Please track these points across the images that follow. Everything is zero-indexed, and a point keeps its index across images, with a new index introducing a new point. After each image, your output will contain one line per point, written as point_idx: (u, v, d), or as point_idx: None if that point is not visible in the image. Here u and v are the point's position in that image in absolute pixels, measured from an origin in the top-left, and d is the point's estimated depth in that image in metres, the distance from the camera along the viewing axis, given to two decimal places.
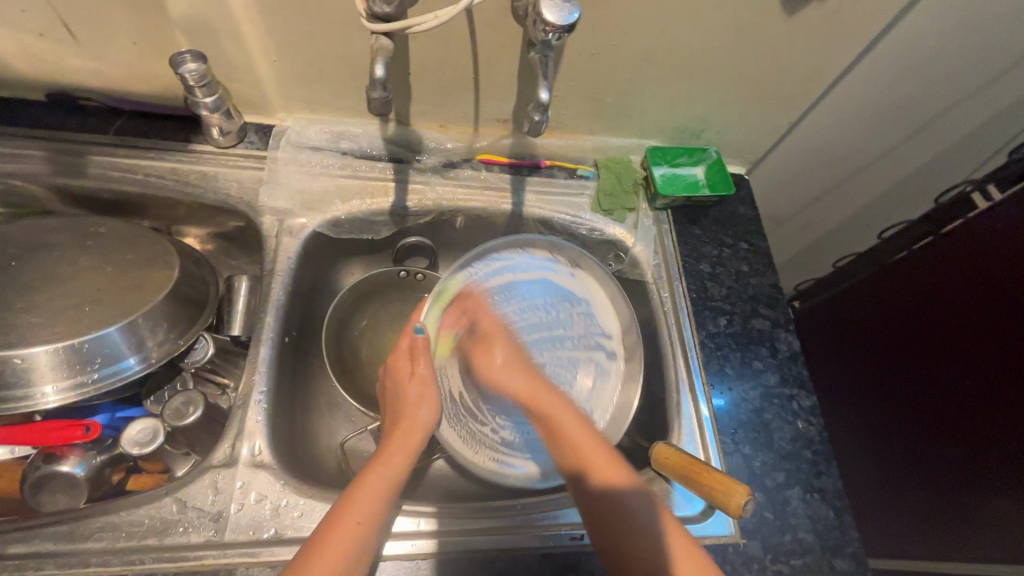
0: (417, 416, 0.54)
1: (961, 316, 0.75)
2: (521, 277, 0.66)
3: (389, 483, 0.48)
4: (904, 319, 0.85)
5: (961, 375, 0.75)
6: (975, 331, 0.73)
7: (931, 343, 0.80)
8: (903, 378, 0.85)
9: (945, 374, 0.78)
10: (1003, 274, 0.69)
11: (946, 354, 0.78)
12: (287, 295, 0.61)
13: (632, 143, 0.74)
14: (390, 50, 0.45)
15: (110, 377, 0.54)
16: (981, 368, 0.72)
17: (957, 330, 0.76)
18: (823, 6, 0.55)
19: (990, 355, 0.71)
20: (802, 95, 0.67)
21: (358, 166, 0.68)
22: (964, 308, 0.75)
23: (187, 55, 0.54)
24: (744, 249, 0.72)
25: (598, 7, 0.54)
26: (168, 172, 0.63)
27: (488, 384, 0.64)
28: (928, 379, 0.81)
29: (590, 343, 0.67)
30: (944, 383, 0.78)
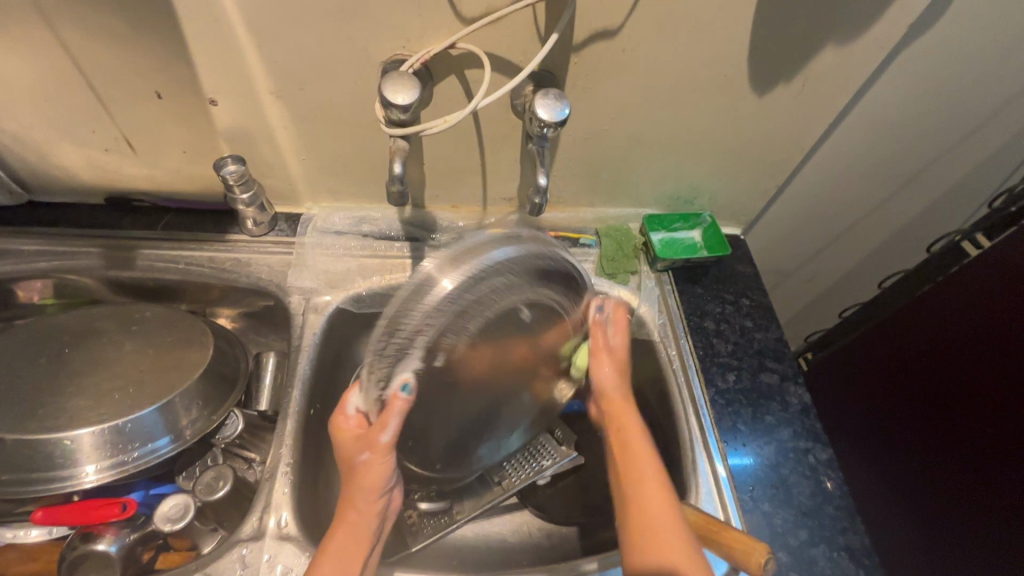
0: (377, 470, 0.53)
1: (977, 362, 0.75)
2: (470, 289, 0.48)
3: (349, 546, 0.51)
4: (919, 367, 0.84)
5: (985, 424, 0.74)
6: (993, 377, 0.73)
7: (951, 392, 0.79)
8: (928, 428, 0.83)
9: (970, 424, 0.76)
10: (1009, 317, 0.70)
11: (970, 402, 0.76)
12: (312, 369, 0.65)
13: (630, 212, 0.79)
14: (406, 150, 0.51)
15: (147, 455, 0.57)
16: (1006, 417, 0.71)
17: (976, 377, 0.75)
18: (790, 87, 0.61)
19: (1013, 402, 0.70)
20: (784, 162, 0.72)
21: (377, 246, 0.73)
22: (979, 355, 0.75)
23: (228, 159, 0.62)
24: (745, 305, 0.75)
25: (588, 100, 0.61)
26: (207, 261, 0.69)
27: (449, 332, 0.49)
28: (953, 429, 0.79)
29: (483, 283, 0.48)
30: (971, 432, 0.76)
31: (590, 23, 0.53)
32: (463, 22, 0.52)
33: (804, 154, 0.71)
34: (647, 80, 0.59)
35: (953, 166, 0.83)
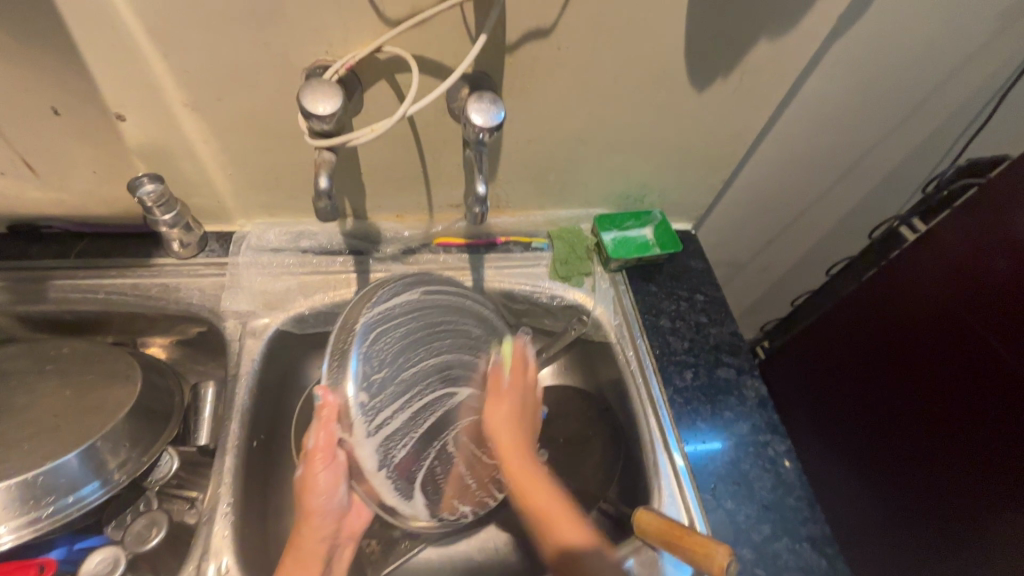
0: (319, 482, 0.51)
1: (925, 344, 0.77)
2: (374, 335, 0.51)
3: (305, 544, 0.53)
4: (871, 351, 0.86)
5: (938, 403, 0.76)
6: (942, 357, 0.75)
7: (902, 373, 0.81)
8: (882, 410, 0.85)
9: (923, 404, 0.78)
10: (954, 298, 0.73)
11: (922, 382, 0.78)
12: (252, 398, 0.61)
13: (581, 213, 0.78)
14: (333, 163, 0.47)
15: (69, 506, 0.52)
16: (958, 395, 0.73)
17: (926, 358, 0.77)
18: (728, 82, 0.61)
19: (966, 381, 0.72)
20: (729, 155, 0.72)
21: (318, 263, 0.69)
22: (926, 336, 0.77)
23: (144, 178, 0.57)
24: (699, 300, 0.75)
25: (528, 101, 0.59)
26: (130, 288, 0.63)
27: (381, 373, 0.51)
28: (906, 410, 0.81)
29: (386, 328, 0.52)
30: (923, 411, 0.78)
31: (521, 22, 0.51)
32: (388, 24, 0.49)
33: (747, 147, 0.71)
34: (586, 80, 0.58)
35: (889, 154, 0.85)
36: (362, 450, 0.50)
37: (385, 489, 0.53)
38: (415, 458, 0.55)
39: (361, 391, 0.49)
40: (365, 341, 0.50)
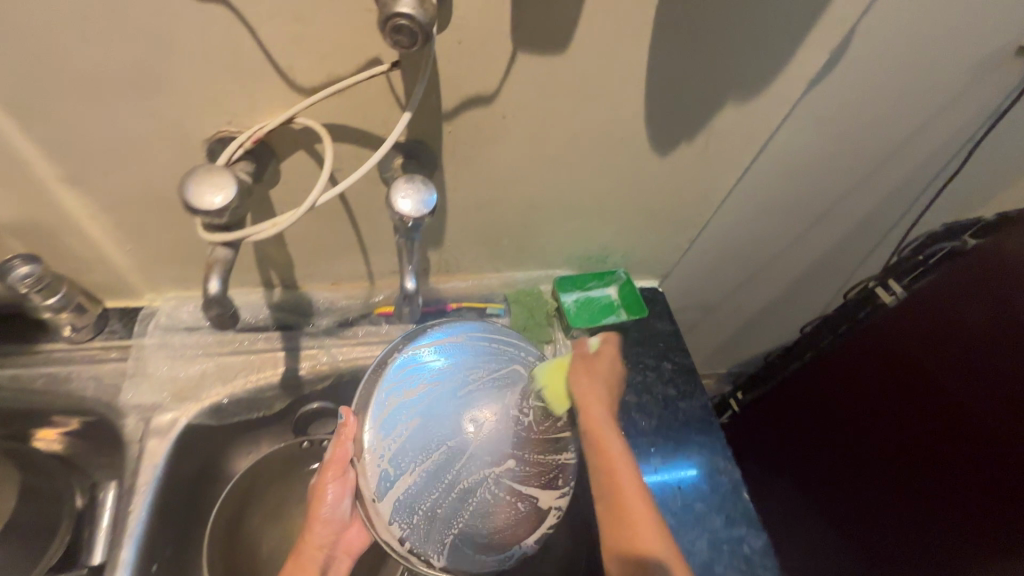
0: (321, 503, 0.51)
1: (909, 416, 0.72)
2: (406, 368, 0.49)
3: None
4: (847, 410, 0.82)
5: (918, 465, 0.71)
6: (919, 415, 0.70)
7: (881, 433, 0.77)
8: (861, 473, 0.80)
9: (904, 466, 0.73)
10: (938, 371, 0.68)
11: (901, 442, 0.73)
12: (152, 512, 0.52)
13: (539, 274, 0.72)
14: (231, 260, 0.39)
15: None
16: (938, 455, 0.68)
17: (902, 416, 0.73)
18: (692, 146, 0.56)
19: (945, 441, 0.67)
20: (695, 214, 0.67)
21: (240, 340, 0.61)
22: (909, 408, 0.72)
23: (15, 260, 0.48)
24: (667, 369, 0.69)
25: (472, 168, 0.52)
26: (7, 381, 0.54)
27: (393, 410, 0.47)
28: (888, 471, 0.76)
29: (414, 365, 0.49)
30: (905, 473, 0.73)
31: (458, 89, 0.44)
32: (300, 92, 0.42)
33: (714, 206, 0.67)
34: (536, 146, 0.52)
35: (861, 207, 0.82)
36: (366, 477, 0.46)
37: (381, 524, 0.46)
38: (422, 492, 0.46)
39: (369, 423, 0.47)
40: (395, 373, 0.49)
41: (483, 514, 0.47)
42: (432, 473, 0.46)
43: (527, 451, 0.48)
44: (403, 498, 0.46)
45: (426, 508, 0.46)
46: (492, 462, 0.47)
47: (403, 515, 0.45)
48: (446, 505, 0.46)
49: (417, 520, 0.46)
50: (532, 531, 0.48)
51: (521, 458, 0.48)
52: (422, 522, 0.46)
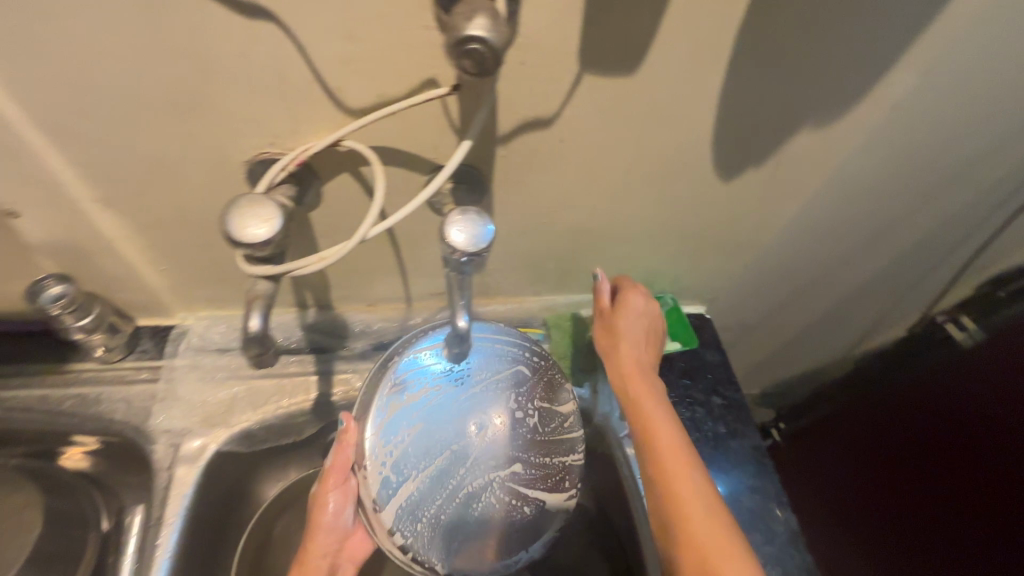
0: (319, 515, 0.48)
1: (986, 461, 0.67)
2: (401, 379, 0.50)
3: None
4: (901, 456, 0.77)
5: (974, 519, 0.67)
6: (979, 468, 0.67)
7: (935, 482, 0.72)
8: (908, 521, 0.75)
9: (959, 518, 0.69)
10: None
11: (957, 493, 0.70)
12: (179, 547, 0.50)
13: (582, 298, 0.68)
14: (273, 294, 0.36)
15: None
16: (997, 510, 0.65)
17: (960, 466, 0.70)
18: (760, 171, 0.52)
19: (1005, 496, 0.64)
20: (753, 240, 0.63)
21: (272, 363, 0.58)
22: (988, 452, 0.67)
23: (49, 281, 0.47)
24: (717, 405, 0.65)
25: (523, 193, 0.49)
26: (37, 401, 0.52)
27: (392, 423, 0.48)
28: (937, 524, 0.71)
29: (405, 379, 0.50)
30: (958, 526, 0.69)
31: (516, 113, 0.41)
32: (350, 113, 0.39)
33: (773, 233, 0.62)
34: (592, 171, 0.48)
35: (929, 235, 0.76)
36: (367, 486, 0.47)
37: (381, 529, 0.47)
38: (425, 498, 0.47)
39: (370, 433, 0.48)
40: (396, 377, 0.50)
41: (483, 519, 0.49)
42: (433, 480, 0.48)
43: (529, 453, 0.50)
44: (406, 507, 0.47)
45: (429, 516, 0.47)
46: (499, 466, 0.49)
47: (406, 523, 0.47)
48: (449, 512, 0.48)
49: (421, 527, 0.47)
50: (533, 538, 0.50)
51: (527, 465, 0.50)
52: (426, 529, 0.47)
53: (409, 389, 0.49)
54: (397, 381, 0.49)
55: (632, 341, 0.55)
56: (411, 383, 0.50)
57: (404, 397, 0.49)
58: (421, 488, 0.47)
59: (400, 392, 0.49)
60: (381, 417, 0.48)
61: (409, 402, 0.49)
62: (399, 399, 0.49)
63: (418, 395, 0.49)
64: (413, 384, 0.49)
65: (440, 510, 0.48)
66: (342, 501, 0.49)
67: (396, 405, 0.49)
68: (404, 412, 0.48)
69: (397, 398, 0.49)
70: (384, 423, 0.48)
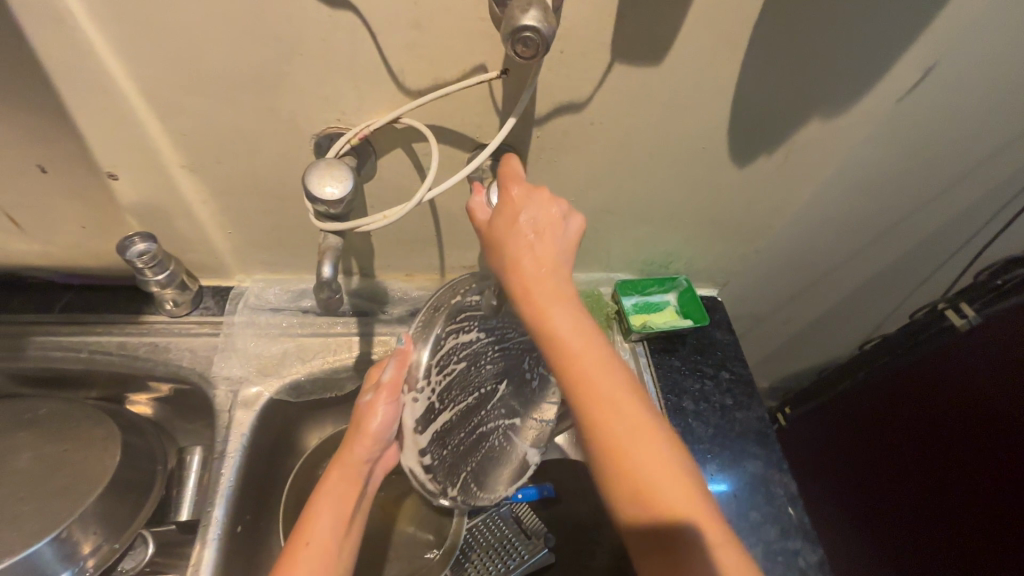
0: (365, 423, 0.50)
1: (969, 449, 0.71)
2: (461, 311, 0.49)
3: (337, 500, 0.50)
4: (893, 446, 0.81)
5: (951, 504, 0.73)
6: (958, 462, 0.72)
7: (920, 470, 0.77)
8: (901, 502, 0.80)
9: (941, 504, 0.74)
10: (1006, 404, 0.67)
11: (939, 481, 0.74)
12: (238, 480, 0.56)
13: (601, 276, 0.73)
14: (340, 247, 0.43)
15: None
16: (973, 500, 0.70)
17: (942, 456, 0.74)
18: (771, 159, 0.56)
19: (980, 487, 0.70)
20: (763, 226, 0.67)
21: (320, 323, 0.64)
22: (971, 439, 0.71)
23: (135, 238, 0.53)
24: (725, 379, 0.70)
25: (553, 172, 0.54)
26: (117, 347, 0.59)
27: (447, 350, 0.48)
28: (924, 505, 0.77)
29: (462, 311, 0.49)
30: (941, 510, 0.74)
31: (553, 97, 0.46)
32: (408, 94, 0.44)
33: (783, 220, 0.67)
34: (617, 153, 0.53)
35: (936, 231, 0.80)
36: (413, 409, 0.47)
37: (414, 451, 0.50)
38: (454, 429, 0.52)
39: (429, 359, 0.47)
40: (450, 318, 0.48)
41: (485, 455, 0.57)
42: (464, 414, 0.52)
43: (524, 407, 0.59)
44: (440, 432, 0.50)
45: (452, 445, 0.52)
46: (506, 415, 0.58)
47: (436, 446, 0.50)
48: (465, 443, 0.54)
49: (446, 453, 0.52)
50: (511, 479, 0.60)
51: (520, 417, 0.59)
52: (447, 453, 0.52)
53: (466, 325, 0.50)
54: (460, 310, 0.49)
55: (554, 285, 0.39)
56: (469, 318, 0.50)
57: (463, 329, 0.49)
58: (452, 419, 0.51)
59: (458, 321, 0.49)
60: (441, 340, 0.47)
61: (466, 335, 0.50)
62: (456, 330, 0.49)
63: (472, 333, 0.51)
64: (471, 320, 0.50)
65: (461, 443, 0.53)
66: (389, 414, 0.50)
67: (455, 334, 0.49)
68: (455, 344, 0.49)
69: (456, 329, 0.49)
70: (442, 349, 0.48)
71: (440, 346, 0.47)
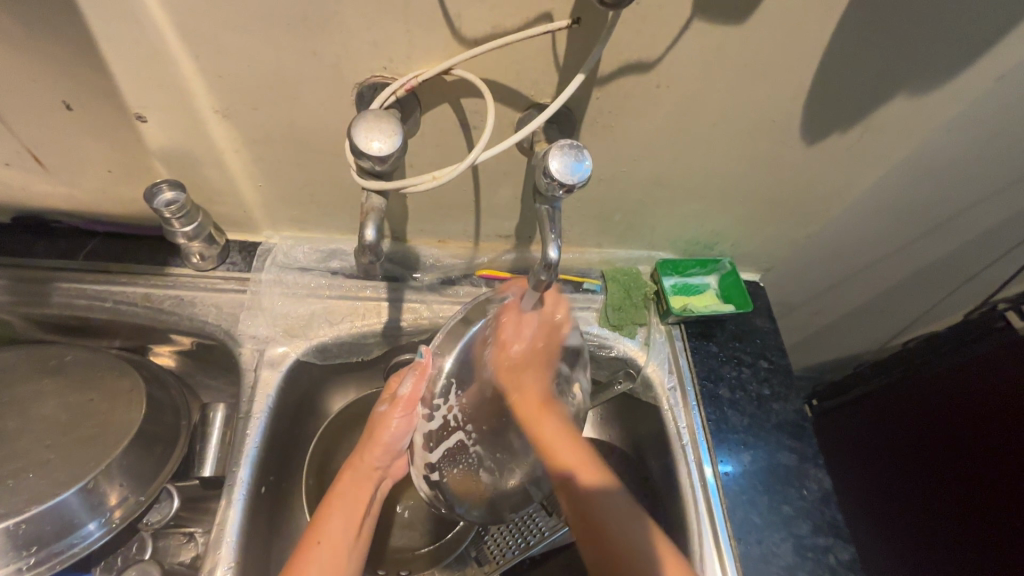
0: (380, 433, 0.54)
1: (1014, 451, 0.67)
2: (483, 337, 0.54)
3: (348, 504, 0.53)
4: (923, 442, 0.79)
5: (976, 505, 0.72)
6: (996, 465, 0.70)
7: (953, 468, 0.75)
8: (923, 498, 0.79)
9: (965, 503, 0.73)
10: None
11: (969, 484, 0.73)
12: (263, 442, 0.55)
13: (640, 254, 0.69)
14: (383, 209, 0.41)
15: (67, 549, 0.48)
16: (1003, 504, 0.69)
17: (982, 455, 0.71)
18: (845, 137, 0.52)
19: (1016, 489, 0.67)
20: (821, 210, 0.63)
21: (349, 286, 0.62)
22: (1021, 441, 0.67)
23: (162, 185, 0.51)
24: (763, 368, 0.67)
25: (608, 140, 0.50)
26: (141, 299, 0.57)
27: (466, 371, 0.53)
28: (952, 504, 0.75)
29: (482, 339, 0.54)
30: (964, 508, 0.73)
31: (620, 54, 0.42)
32: (462, 42, 0.40)
33: (844, 205, 0.62)
34: (680, 121, 0.49)
35: (1001, 227, 0.75)
36: (425, 422, 0.53)
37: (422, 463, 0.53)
38: (465, 448, 0.54)
39: (448, 376, 0.52)
40: (470, 343, 0.53)
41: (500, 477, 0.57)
42: (482, 433, 0.55)
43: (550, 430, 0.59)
44: (451, 449, 0.54)
45: (462, 462, 0.55)
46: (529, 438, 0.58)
47: (445, 463, 0.54)
48: (479, 462, 0.55)
49: (456, 470, 0.54)
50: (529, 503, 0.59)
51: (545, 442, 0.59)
52: (459, 472, 0.55)
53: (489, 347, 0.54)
54: (481, 337, 0.54)
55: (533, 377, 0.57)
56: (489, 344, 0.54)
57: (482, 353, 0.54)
58: (462, 439, 0.54)
59: (476, 347, 0.53)
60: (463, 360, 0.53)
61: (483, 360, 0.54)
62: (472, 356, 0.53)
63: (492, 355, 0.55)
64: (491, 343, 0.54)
65: (474, 462, 0.55)
66: (402, 427, 0.53)
67: (475, 357, 0.53)
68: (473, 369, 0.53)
69: (475, 353, 0.53)
70: (462, 369, 0.53)
71: (456, 368, 0.53)
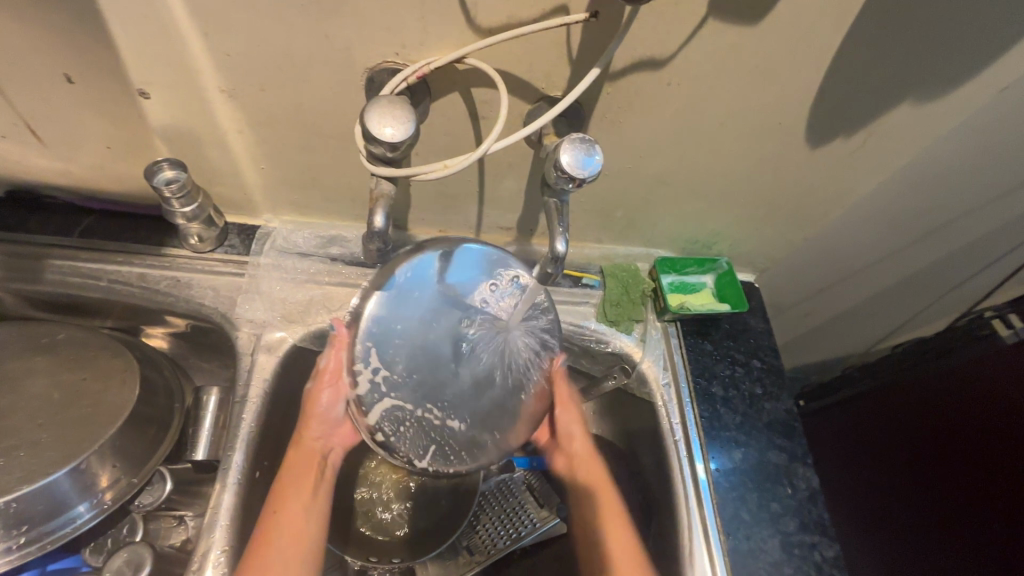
0: (316, 403, 0.54)
1: (997, 457, 0.69)
2: (400, 283, 0.47)
3: (303, 483, 0.53)
4: (908, 443, 0.80)
5: (960, 506, 0.74)
6: (978, 469, 0.71)
7: (935, 471, 0.77)
8: (904, 499, 0.82)
9: (950, 503, 0.75)
10: None
11: (950, 487, 0.75)
12: (258, 427, 0.54)
13: (639, 251, 0.70)
14: (392, 195, 0.41)
15: (57, 529, 0.47)
16: (982, 506, 0.71)
17: (965, 459, 0.73)
18: (848, 143, 0.53)
19: (998, 493, 0.69)
20: (819, 214, 0.64)
21: (348, 273, 0.62)
22: (1004, 448, 0.69)
23: (162, 164, 0.50)
24: (756, 368, 0.68)
25: (615, 137, 0.51)
26: (136, 279, 0.56)
27: (387, 322, 0.47)
28: (932, 505, 0.77)
29: (398, 288, 0.47)
30: (947, 508, 0.75)
31: (633, 51, 0.42)
32: (476, 30, 0.40)
33: (842, 209, 0.63)
34: (688, 120, 0.49)
35: (990, 237, 0.76)
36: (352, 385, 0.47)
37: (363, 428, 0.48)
38: (412, 405, 0.47)
39: (363, 334, 0.46)
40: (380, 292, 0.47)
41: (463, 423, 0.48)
42: (422, 387, 0.47)
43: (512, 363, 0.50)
44: (390, 408, 0.47)
45: (411, 420, 0.47)
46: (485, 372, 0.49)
47: (388, 424, 0.47)
48: (431, 415, 0.47)
49: (404, 430, 0.47)
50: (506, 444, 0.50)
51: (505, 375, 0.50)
52: (408, 432, 0.47)
53: (406, 292, 0.47)
54: (396, 283, 0.47)
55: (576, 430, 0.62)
56: (404, 286, 0.47)
57: (397, 299, 0.47)
58: (401, 396, 0.47)
59: (392, 294, 0.47)
60: (378, 315, 0.47)
61: (401, 307, 0.47)
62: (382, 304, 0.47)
63: (415, 300, 0.47)
64: (408, 285, 0.47)
65: (425, 414, 0.47)
66: (332, 397, 0.53)
67: (391, 306, 0.47)
68: (396, 319, 0.47)
69: (394, 302, 0.47)
70: (382, 323, 0.47)
71: (370, 324, 0.47)
